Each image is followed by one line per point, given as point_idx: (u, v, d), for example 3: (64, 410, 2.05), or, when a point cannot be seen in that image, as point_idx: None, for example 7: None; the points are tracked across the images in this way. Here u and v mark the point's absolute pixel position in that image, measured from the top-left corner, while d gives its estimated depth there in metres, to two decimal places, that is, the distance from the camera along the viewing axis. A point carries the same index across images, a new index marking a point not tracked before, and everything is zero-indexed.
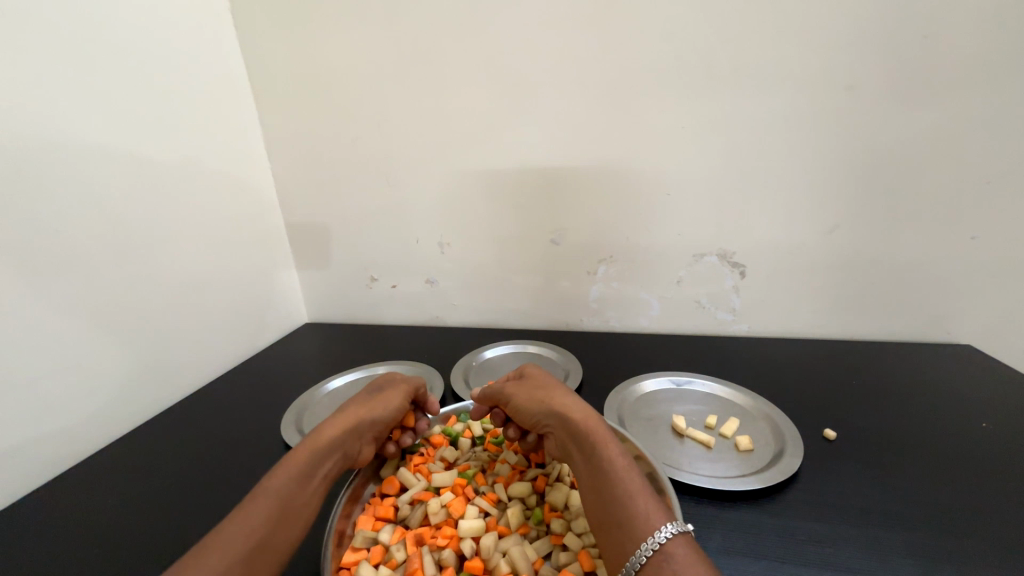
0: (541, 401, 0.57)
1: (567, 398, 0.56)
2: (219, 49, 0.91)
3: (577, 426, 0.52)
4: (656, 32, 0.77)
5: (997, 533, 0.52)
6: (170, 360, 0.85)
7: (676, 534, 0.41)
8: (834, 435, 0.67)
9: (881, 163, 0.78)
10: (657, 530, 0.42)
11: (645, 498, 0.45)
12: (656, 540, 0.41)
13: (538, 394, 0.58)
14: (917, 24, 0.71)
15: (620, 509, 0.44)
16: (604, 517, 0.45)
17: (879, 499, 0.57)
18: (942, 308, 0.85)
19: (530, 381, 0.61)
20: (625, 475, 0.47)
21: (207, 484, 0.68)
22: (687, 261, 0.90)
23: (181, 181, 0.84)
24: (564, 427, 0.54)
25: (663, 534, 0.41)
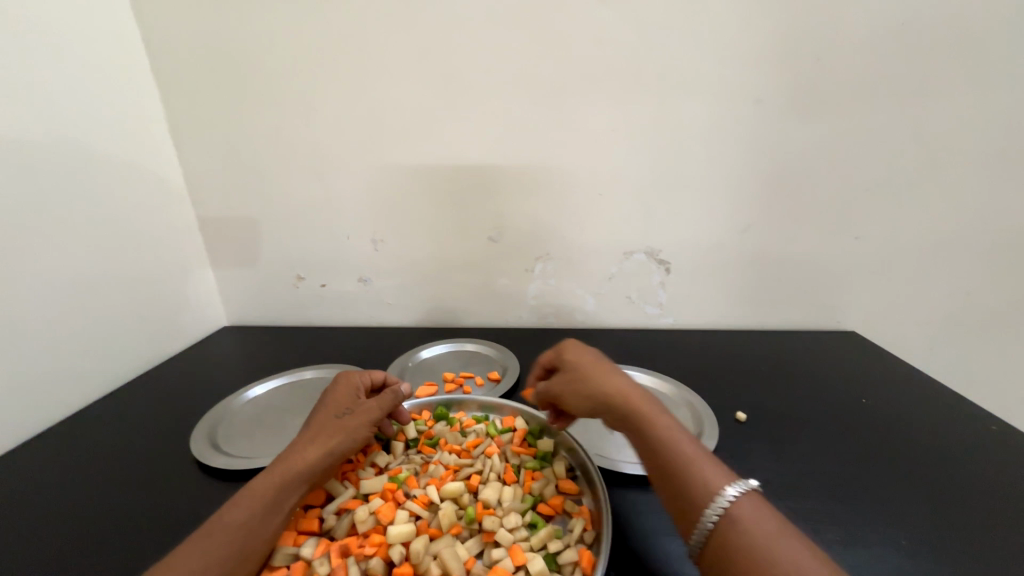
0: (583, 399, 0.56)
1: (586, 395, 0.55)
2: (113, 17, 0.80)
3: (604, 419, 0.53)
4: (588, 37, 0.80)
5: (870, 493, 0.61)
6: (56, 369, 0.74)
7: (744, 492, 0.43)
8: (745, 417, 0.73)
9: (784, 169, 0.86)
10: (724, 491, 0.43)
11: (709, 464, 0.46)
12: (728, 497, 0.42)
13: (600, 369, 0.56)
14: (808, 47, 0.79)
15: (685, 472, 0.45)
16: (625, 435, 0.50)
17: (781, 471, 0.64)
18: (834, 299, 0.96)
19: (590, 361, 0.57)
20: (691, 452, 0.47)
21: (94, 508, 0.60)
22: (619, 258, 0.94)
23: (66, 164, 0.73)
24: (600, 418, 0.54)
25: (731, 494, 0.43)
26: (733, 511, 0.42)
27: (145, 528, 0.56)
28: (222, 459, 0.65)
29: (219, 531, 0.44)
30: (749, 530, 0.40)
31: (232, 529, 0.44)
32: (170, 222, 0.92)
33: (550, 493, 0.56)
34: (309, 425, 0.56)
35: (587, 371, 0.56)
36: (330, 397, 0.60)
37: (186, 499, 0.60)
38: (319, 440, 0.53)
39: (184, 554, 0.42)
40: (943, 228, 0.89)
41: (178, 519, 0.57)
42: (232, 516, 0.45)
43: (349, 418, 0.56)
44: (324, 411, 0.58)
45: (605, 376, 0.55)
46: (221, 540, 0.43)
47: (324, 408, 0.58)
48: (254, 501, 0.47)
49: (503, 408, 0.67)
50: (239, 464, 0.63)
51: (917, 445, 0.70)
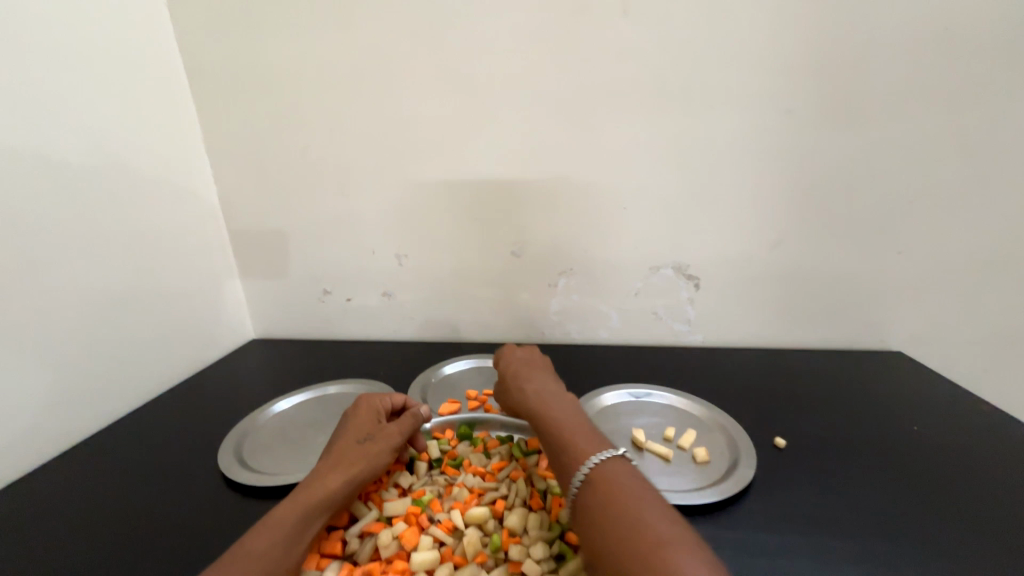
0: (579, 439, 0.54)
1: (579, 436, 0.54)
2: (156, 45, 0.85)
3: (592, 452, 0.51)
4: (611, 52, 0.79)
5: (923, 530, 0.56)
6: (93, 381, 0.76)
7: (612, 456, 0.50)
8: (783, 442, 0.69)
9: (819, 181, 0.83)
10: (595, 457, 0.50)
11: (590, 438, 0.53)
12: (597, 458, 0.49)
13: (517, 376, 0.67)
14: (842, 56, 0.77)
15: (565, 443, 0.53)
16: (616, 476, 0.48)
17: (822, 502, 0.60)
18: (875, 317, 0.91)
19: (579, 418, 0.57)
20: (572, 428, 0.55)
21: (125, 520, 0.61)
22: (645, 274, 0.91)
23: (108, 184, 0.76)
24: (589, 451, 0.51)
25: (601, 457, 0.50)
26: (601, 471, 0.48)
27: (171, 543, 0.57)
28: (248, 475, 0.65)
29: (245, 557, 0.43)
30: (616, 489, 0.46)
31: (257, 555, 0.44)
32: (204, 239, 0.95)
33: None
34: (331, 449, 0.56)
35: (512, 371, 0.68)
36: (352, 420, 0.59)
37: (212, 515, 0.61)
38: (342, 466, 0.53)
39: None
40: (996, 242, 0.83)
41: (204, 534, 0.58)
42: (257, 542, 0.45)
43: (371, 445, 0.56)
44: (346, 434, 0.57)
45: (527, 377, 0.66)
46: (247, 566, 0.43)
47: (347, 431, 0.58)
48: (279, 528, 0.46)
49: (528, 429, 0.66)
50: (264, 480, 0.64)
51: (974, 477, 0.64)
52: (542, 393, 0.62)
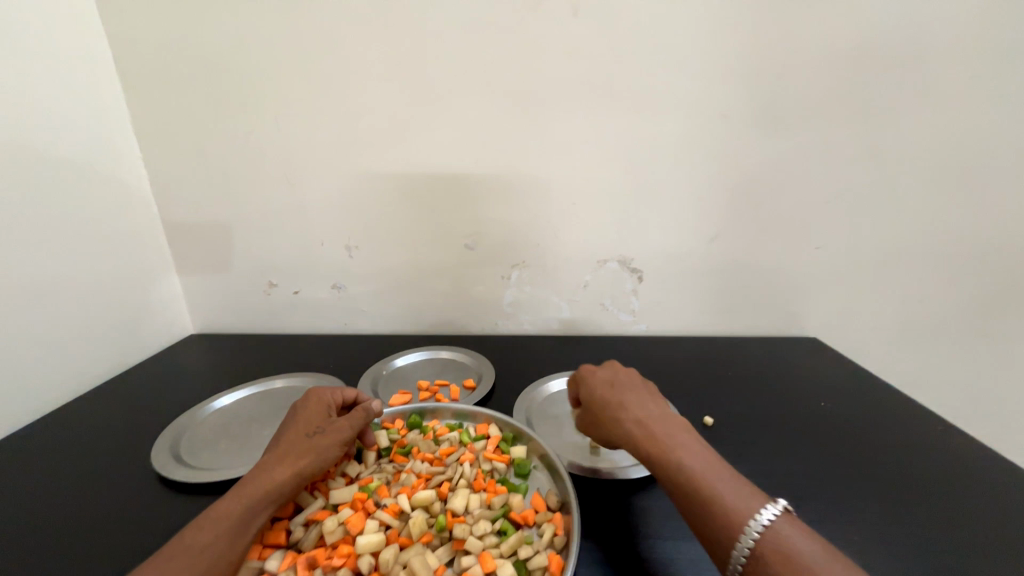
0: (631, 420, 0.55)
1: (633, 410, 0.56)
2: (77, 17, 0.78)
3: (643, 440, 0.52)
4: (561, 51, 0.82)
5: (825, 493, 0.64)
6: (5, 380, 0.70)
7: (779, 513, 0.45)
8: (711, 420, 0.75)
9: (748, 181, 0.90)
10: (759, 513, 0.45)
11: (742, 492, 0.47)
12: (764, 520, 0.44)
13: (642, 426, 0.54)
14: (769, 67, 0.84)
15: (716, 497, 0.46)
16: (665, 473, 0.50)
17: (743, 472, 0.66)
18: (795, 306, 1.00)
19: (603, 389, 0.60)
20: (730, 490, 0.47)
21: (48, 523, 0.57)
22: (593, 267, 0.96)
23: (22, 165, 0.70)
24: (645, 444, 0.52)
25: (767, 517, 0.44)
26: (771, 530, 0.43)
27: (100, 544, 0.54)
28: (185, 472, 0.63)
29: (182, 553, 0.43)
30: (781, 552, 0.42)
31: (194, 550, 0.43)
32: (135, 227, 0.89)
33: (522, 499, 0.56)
34: (276, 444, 0.55)
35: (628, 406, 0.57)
36: (300, 415, 0.58)
37: (147, 513, 0.58)
38: (288, 460, 0.52)
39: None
40: (893, 239, 0.94)
41: (138, 532, 0.55)
42: (194, 538, 0.44)
43: (321, 440, 0.55)
44: (293, 429, 0.56)
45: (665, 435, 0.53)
46: (184, 562, 0.42)
47: (294, 426, 0.57)
48: (219, 522, 0.45)
49: (477, 415, 0.68)
50: (203, 475, 0.61)
51: (869, 446, 0.73)
52: (676, 457, 0.50)
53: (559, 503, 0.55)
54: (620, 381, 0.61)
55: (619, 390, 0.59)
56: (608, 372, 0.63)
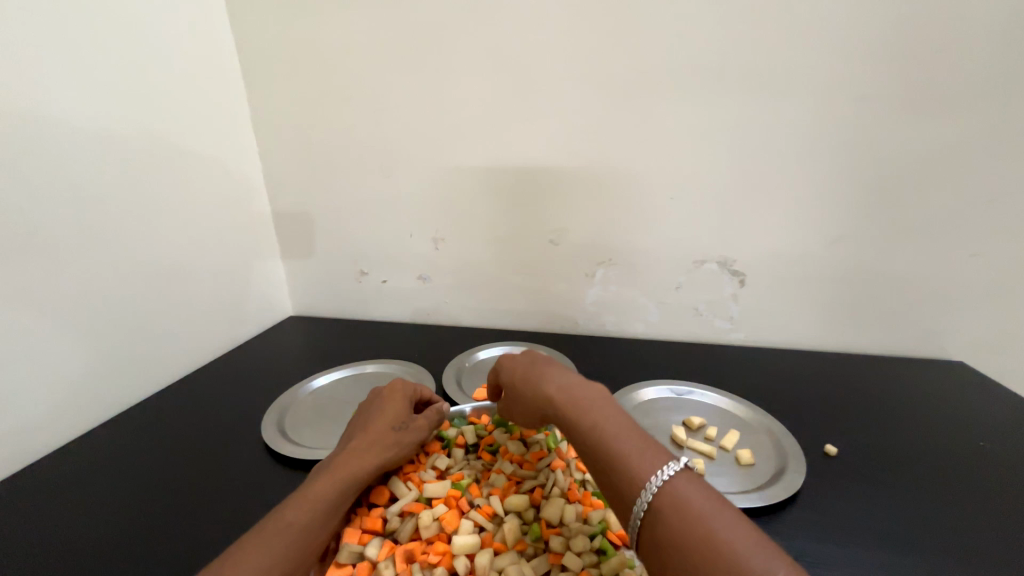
0: (574, 405, 0.50)
1: (557, 381, 0.54)
2: (210, 25, 0.86)
3: (580, 423, 0.49)
4: (667, 32, 0.75)
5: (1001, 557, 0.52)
6: (147, 349, 0.79)
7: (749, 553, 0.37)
8: (835, 450, 0.66)
9: (889, 174, 0.77)
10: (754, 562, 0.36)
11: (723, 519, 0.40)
12: (662, 477, 0.42)
13: (562, 393, 0.52)
14: (929, 37, 0.70)
15: (615, 466, 0.45)
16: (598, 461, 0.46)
17: (880, 517, 0.56)
18: (937, 324, 0.85)
19: (524, 365, 0.58)
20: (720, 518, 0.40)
21: (180, 484, 0.63)
22: (688, 268, 0.88)
23: (161, 156, 0.78)
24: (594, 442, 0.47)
25: (663, 475, 0.43)
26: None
27: (224, 511, 0.59)
28: (289, 447, 0.67)
29: (277, 528, 0.44)
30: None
31: (288, 529, 0.45)
32: (248, 215, 0.97)
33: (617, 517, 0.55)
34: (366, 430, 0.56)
35: (537, 380, 0.55)
36: (386, 400, 0.60)
37: (260, 485, 0.63)
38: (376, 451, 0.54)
39: (248, 550, 0.42)
40: None
41: (254, 505, 0.60)
42: (288, 514, 0.46)
43: (407, 434, 0.58)
44: (381, 417, 0.57)
45: (582, 400, 0.50)
46: (280, 537, 0.44)
47: (383, 414, 0.58)
48: (318, 499, 0.48)
49: None
50: (304, 453, 0.66)
51: None
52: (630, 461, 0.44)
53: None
54: (539, 360, 0.59)
55: (540, 365, 0.57)
56: (524, 354, 0.61)
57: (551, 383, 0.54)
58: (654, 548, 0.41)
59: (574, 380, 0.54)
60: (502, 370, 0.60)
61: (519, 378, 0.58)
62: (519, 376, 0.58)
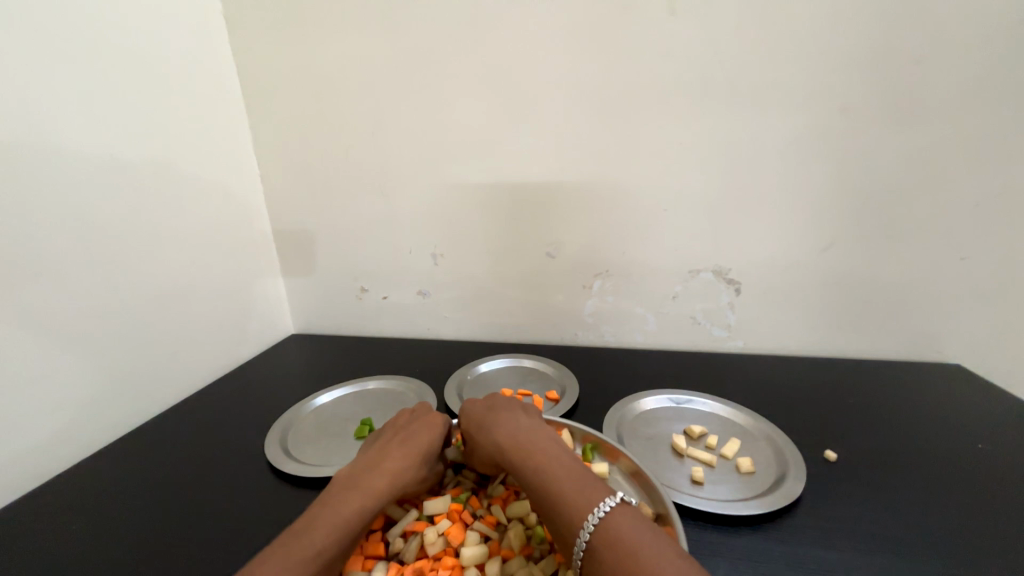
0: (525, 450, 0.53)
1: (512, 428, 0.56)
2: (213, 53, 0.89)
3: (530, 466, 0.51)
4: (656, 50, 0.78)
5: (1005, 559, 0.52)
6: (150, 370, 0.80)
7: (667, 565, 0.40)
8: (835, 456, 0.66)
9: (877, 182, 0.79)
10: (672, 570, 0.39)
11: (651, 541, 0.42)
12: (600, 512, 0.44)
13: (512, 438, 0.55)
14: (908, 50, 0.72)
15: (559, 506, 0.47)
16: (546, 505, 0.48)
17: (882, 521, 0.57)
18: (932, 328, 0.86)
19: (485, 412, 0.61)
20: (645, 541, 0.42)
21: (184, 505, 0.64)
22: (685, 277, 0.89)
23: (164, 180, 0.80)
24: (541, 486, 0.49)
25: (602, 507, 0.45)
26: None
27: (229, 532, 0.59)
28: (292, 466, 0.68)
29: (301, 553, 0.43)
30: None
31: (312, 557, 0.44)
32: (250, 235, 0.99)
33: None
34: (390, 459, 0.55)
35: (491, 425, 0.58)
36: (424, 430, 0.60)
37: (264, 504, 0.63)
38: (398, 484, 0.54)
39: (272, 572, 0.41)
40: None
41: (259, 525, 0.60)
42: (310, 539, 0.45)
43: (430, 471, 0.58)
44: (418, 448, 0.58)
45: (527, 445, 0.53)
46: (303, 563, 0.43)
47: (410, 447, 0.57)
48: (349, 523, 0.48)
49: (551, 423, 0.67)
50: (308, 471, 0.66)
51: None
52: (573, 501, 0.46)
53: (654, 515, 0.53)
54: (498, 406, 0.61)
55: (498, 411, 0.60)
56: (485, 401, 0.64)
57: (506, 428, 0.56)
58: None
59: (524, 426, 0.56)
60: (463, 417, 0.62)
61: (478, 424, 0.60)
62: (477, 423, 0.60)
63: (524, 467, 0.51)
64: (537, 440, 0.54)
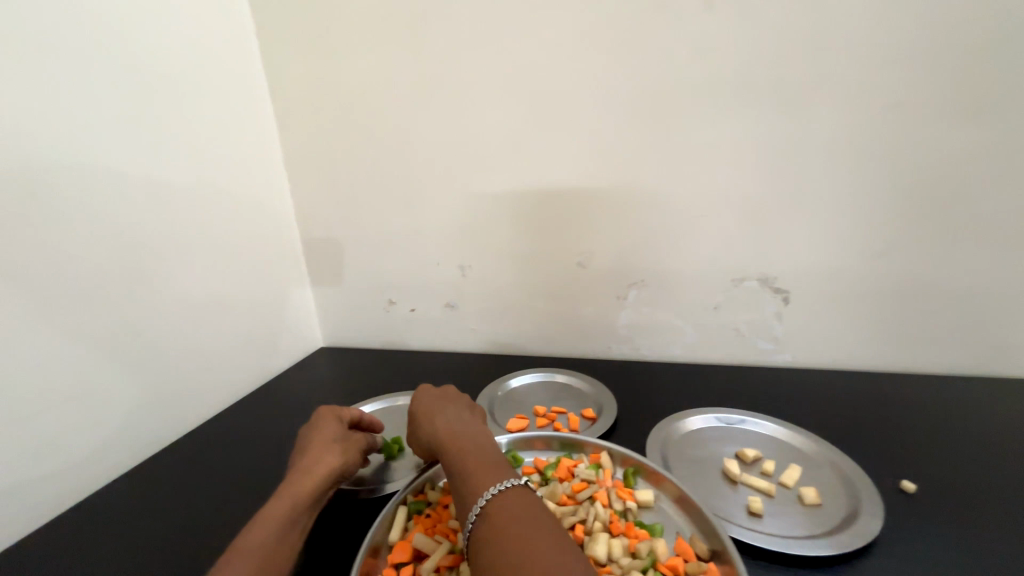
0: (456, 432, 0.54)
1: (450, 415, 0.58)
2: (243, 71, 0.90)
3: (450, 445, 0.52)
4: (691, 48, 0.74)
5: None
6: (182, 386, 0.80)
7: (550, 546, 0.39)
8: (912, 487, 0.59)
9: (942, 181, 0.72)
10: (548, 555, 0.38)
11: (538, 526, 0.42)
12: (495, 490, 0.45)
13: (446, 423, 0.56)
14: (976, 36, 0.66)
15: (466, 484, 0.47)
16: (458, 479, 0.48)
17: (973, 566, 0.49)
18: (1012, 340, 0.77)
19: (432, 396, 0.62)
20: (539, 531, 0.41)
21: (210, 526, 0.62)
22: (727, 286, 0.84)
23: (195, 198, 0.81)
24: (461, 463, 0.50)
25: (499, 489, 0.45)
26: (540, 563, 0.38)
27: None
28: None
29: (245, 551, 0.45)
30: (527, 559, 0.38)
31: (256, 551, 0.45)
32: (279, 249, 0.99)
33: (666, 548, 0.51)
34: (304, 452, 0.57)
35: (433, 411, 0.59)
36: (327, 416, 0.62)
37: None
38: (322, 463, 0.55)
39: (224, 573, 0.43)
40: None
41: None
42: (250, 539, 0.46)
43: (351, 442, 0.60)
44: (328, 430, 0.60)
45: (446, 433, 0.54)
46: (248, 558, 0.44)
47: (316, 434, 0.59)
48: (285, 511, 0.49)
49: (587, 445, 0.63)
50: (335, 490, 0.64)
51: None
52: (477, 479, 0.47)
53: (710, 552, 0.50)
54: (444, 395, 0.63)
55: (442, 400, 0.61)
56: (442, 388, 0.65)
57: (441, 414, 0.58)
58: (476, 559, 0.41)
59: (465, 422, 0.57)
60: (417, 394, 0.63)
61: (420, 404, 0.61)
62: (419, 404, 0.61)
63: (450, 447, 0.52)
64: (463, 427, 0.56)
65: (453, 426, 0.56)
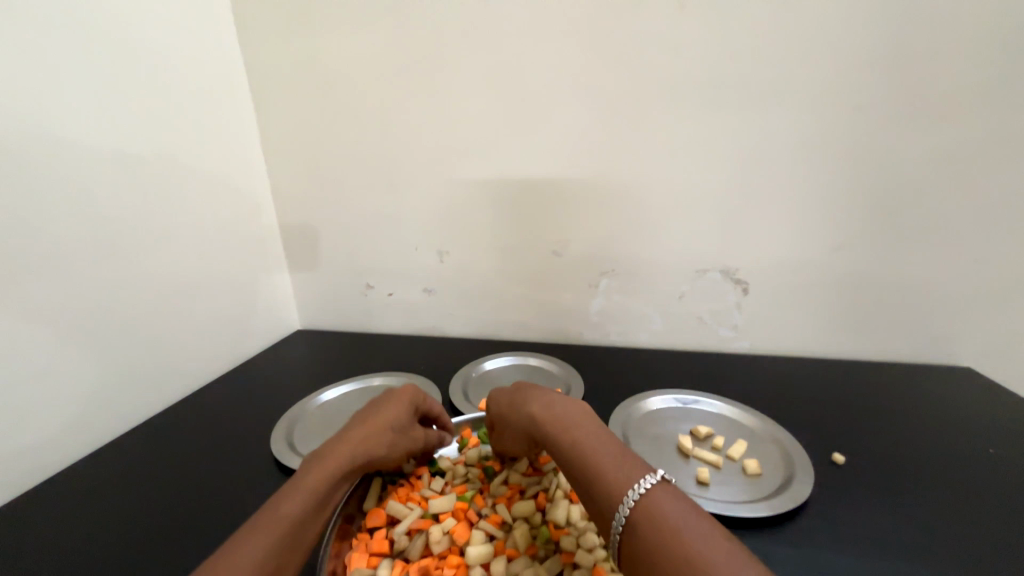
0: (558, 424, 0.51)
1: (545, 402, 0.54)
2: (219, 48, 0.89)
3: (561, 438, 0.49)
4: (664, 47, 0.77)
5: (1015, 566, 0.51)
6: (157, 364, 0.80)
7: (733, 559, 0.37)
8: (842, 459, 0.65)
9: (887, 182, 0.78)
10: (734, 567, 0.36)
11: (703, 533, 0.39)
12: (640, 488, 0.42)
13: (542, 415, 0.52)
14: (921, 48, 0.71)
15: (600, 482, 0.44)
16: (584, 479, 0.46)
17: (890, 527, 0.56)
18: (943, 330, 0.85)
19: (511, 392, 0.59)
20: (707, 537, 0.39)
21: (188, 501, 0.64)
22: (691, 277, 0.89)
23: (170, 177, 0.80)
24: (580, 460, 0.47)
25: (645, 485, 0.42)
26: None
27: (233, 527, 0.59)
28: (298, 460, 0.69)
29: (272, 523, 0.43)
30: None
31: (284, 526, 0.43)
32: (255, 231, 0.99)
33: None
34: (364, 424, 0.54)
35: (522, 404, 0.55)
36: (395, 395, 0.59)
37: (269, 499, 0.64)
38: (370, 448, 0.52)
39: (246, 541, 0.41)
40: None
41: None
42: (282, 509, 0.44)
43: (406, 433, 0.58)
44: (392, 408, 0.57)
45: (550, 426, 0.51)
46: (274, 532, 0.42)
47: (380, 412, 0.56)
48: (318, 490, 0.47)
49: None
50: None
51: None
52: (612, 476, 0.44)
53: None
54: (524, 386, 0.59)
55: (527, 389, 0.58)
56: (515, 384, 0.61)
57: (535, 405, 0.54)
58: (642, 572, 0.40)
59: (564, 408, 0.53)
60: (493, 398, 0.61)
61: (507, 405, 0.58)
62: (504, 405, 0.58)
63: (560, 442, 0.49)
64: (570, 414, 0.52)
65: (552, 418, 0.52)
